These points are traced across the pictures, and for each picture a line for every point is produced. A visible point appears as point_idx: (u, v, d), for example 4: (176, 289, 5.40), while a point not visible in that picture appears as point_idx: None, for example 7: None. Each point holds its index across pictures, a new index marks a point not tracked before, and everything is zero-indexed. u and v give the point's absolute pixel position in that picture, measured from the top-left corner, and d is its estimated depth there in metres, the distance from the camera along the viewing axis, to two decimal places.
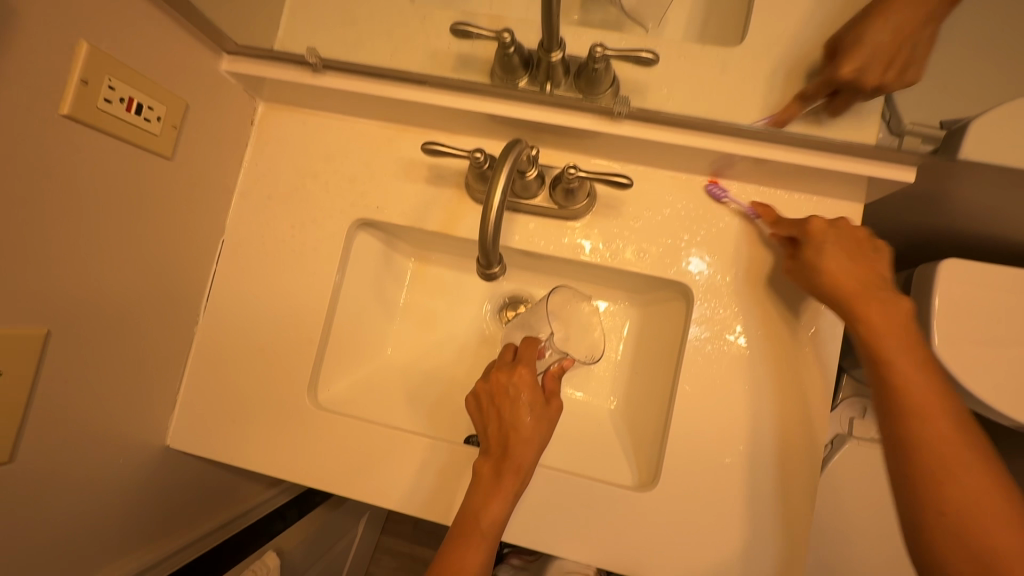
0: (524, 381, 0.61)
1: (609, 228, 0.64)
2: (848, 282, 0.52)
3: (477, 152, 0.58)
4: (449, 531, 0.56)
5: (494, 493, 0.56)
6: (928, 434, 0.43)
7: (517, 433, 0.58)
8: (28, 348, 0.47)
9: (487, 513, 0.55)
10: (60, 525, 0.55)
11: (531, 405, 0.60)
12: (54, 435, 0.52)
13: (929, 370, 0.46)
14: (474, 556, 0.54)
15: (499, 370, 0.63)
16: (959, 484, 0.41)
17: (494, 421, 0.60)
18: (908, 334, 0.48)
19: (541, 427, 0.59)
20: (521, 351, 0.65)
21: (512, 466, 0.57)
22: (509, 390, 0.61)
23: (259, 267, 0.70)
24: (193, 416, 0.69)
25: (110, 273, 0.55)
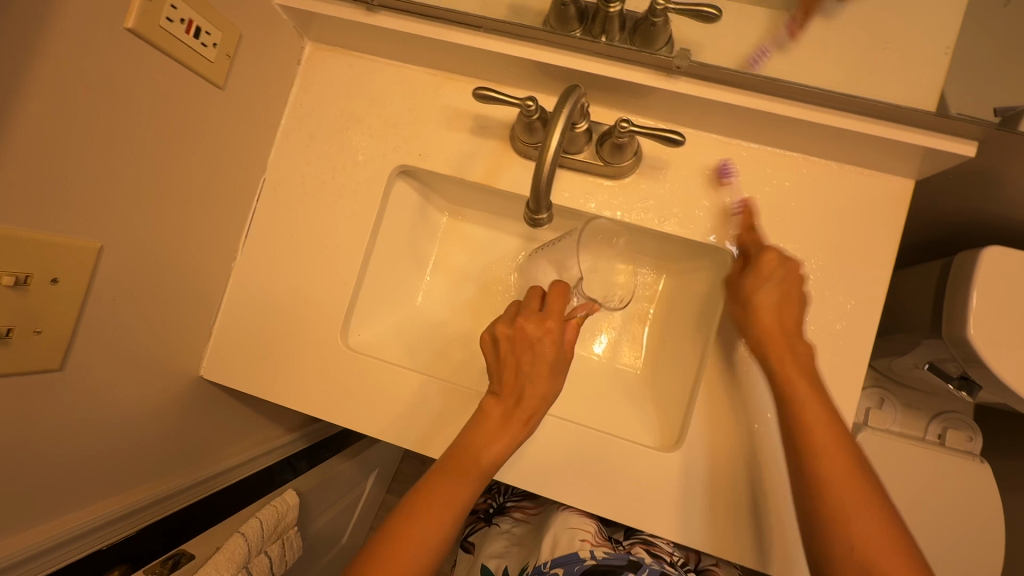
0: (557, 336, 0.59)
1: (654, 190, 0.63)
2: (771, 322, 0.55)
3: (529, 100, 0.57)
4: (435, 466, 0.55)
5: (500, 435, 0.55)
6: (831, 473, 0.48)
7: (535, 386, 0.57)
8: (81, 259, 0.48)
9: (491, 453, 0.54)
10: (98, 439, 0.57)
11: (553, 361, 0.58)
12: (99, 351, 0.54)
13: (826, 405, 0.51)
14: (463, 496, 0.52)
15: (529, 317, 0.60)
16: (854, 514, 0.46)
17: (511, 367, 0.58)
18: (812, 377, 0.53)
19: (554, 382, 0.58)
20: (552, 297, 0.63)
21: (525, 418, 0.56)
22: (535, 339, 0.59)
23: (298, 208, 0.70)
24: (228, 347, 0.70)
25: (158, 196, 0.55)
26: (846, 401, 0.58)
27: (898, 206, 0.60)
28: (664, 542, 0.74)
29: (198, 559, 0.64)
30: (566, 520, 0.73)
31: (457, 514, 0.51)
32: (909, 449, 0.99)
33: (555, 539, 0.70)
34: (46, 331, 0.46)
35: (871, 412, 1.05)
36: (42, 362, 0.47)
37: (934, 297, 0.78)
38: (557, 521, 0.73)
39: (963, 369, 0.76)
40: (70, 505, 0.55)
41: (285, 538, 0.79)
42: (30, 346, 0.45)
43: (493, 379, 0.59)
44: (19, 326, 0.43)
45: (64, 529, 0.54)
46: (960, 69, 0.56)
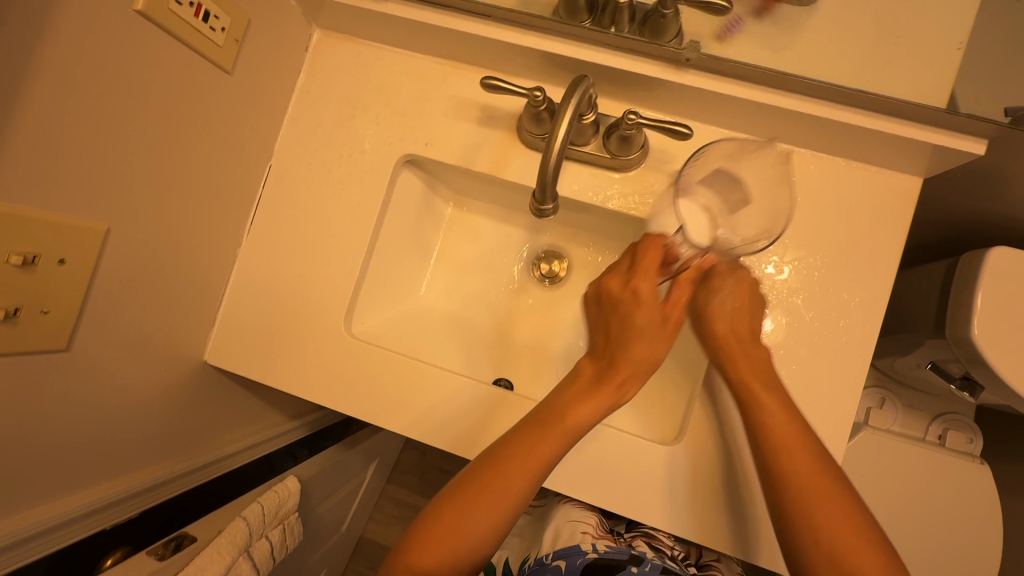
0: (646, 296, 0.54)
1: (660, 184, 0.63)
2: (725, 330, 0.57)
3: (537, 91, 0.57)
4: (522, 420, 0.52)
5: (590, 395, 0.52)
6: (796, 473, 0.48)
7: (636, 347, 0.53)
8: (89, 240, 0.48)
9: (577, 414, 0.50)
10: (103, 419, 0.57)
11: (649, 321, 0.54)
12: (104, 332, 0.54)
13: (788, 409, 0.52)
14: (541, 459, 0.49)
15: (616, 275, 0.57)
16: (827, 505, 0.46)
17: (603, 327, 0.56)
18: (769, 379, 0.54)
19: (657, 344, 0.54)
20: (645, 251, 0.57)
21: (614, 382, 0.52)
22: (626, 299, 0.55)
23: (304, 195, 0.70)
24: (232, 333, 0.71)
25: (164, 180, 0.55)
26: (848, 398, 0.58)
27: (905, 204, 0.60)
28: (665, 537, 0.75)
29: (199, 542, 0.66)
30: (567, 514, 0.74)
31: (534, 477, 0.48)
32: (910, 449, 0.99)
33: (556, 532, 0.70)
34: (53, 310, 0.47)
35: (872, 412, 1.05)
36: (49, 341, 0.47)
37: (939, 298, 0.78)
38: (559, 516, 0.74)
39: (966, 370, 0.75)
40: (74, 485, 0.56)
41: (287, 524, 0.79)
42: (38, 325, 0.46)
43: (590, 340, 0.58)
44: (26, 305, 0.44)
45: (68, 508, 0.55)
46: (971, 67, 0.56)
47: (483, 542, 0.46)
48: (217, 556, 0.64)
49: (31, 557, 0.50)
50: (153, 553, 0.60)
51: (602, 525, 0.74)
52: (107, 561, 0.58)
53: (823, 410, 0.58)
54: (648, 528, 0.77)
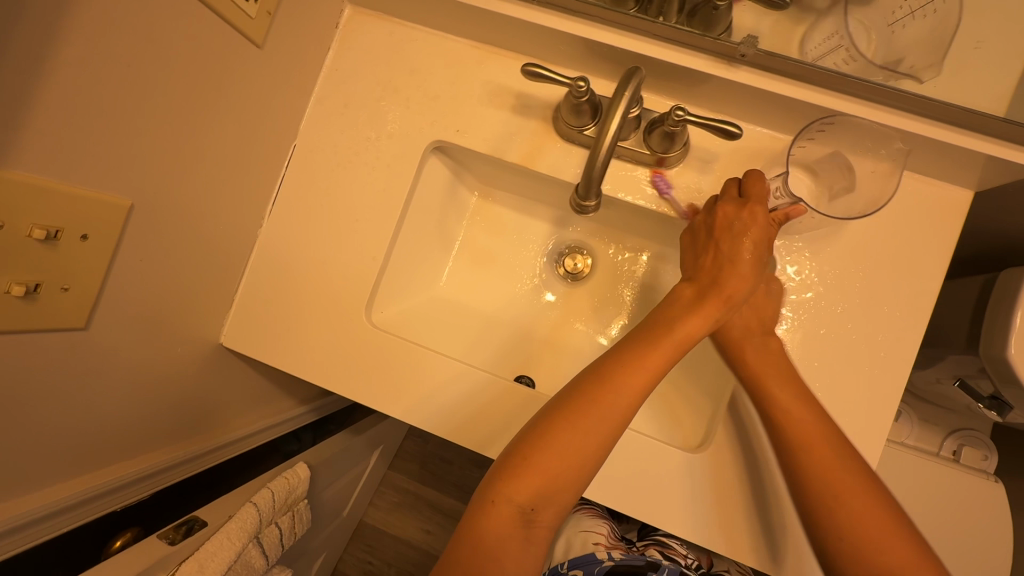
0: (758, 215, 0.54)
1: (700, 184, 0.61)
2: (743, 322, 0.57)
3: (580, 81, 0.54)
4: (627, 337, 0.53)
5: (697, 310, 0.51)
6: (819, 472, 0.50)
7: (741, 268, 0.52)
8: (113, 215, 0.46)
9: (684, 326, 0.51)
10: (119, 399, 0.56)
11: (758, 244, 0.53)
12: (125, 310, 0.53)
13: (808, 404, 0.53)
14: (650, 368, 0.49)
15: (724, 204, 0.56)
16: (833, 476, 0.50)
17: (710, 252, 0.55)
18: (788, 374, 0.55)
19: (761, 267, 0.53)
20: (750, 181, 0.57)
21: (719, 295, 0.51)
22: (736, 225, 0.54)
23: (329, 178, 0.68)
24: (249, 317, 0.69)
25: (190, 156, 0.53)
26: (882, 414, 0.57)
27: (952, 218, 0.58)
28: (679, 544, 0.76)
29: (210, 527, 0.65)
30: (579, 523, 0.75)
31: (643, 384, 0.49)
32: (924, 463, 0.98)
33: (570, 542, 0.71)
34: (74, 288, 0.45)
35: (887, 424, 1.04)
36: (69, 319, 0.46)
37: (974, 314, 0.75)
38: (571, 524, 0.75)
39: (997, 390, 0.74)
40: (88, 466, 0.55)
41: (296, 510, 0.79)
42: (59, 302, 0.44)
43: (687, 268, 0.57)
44: (47, 281, 0.42)
45: (82, 487, 0.54)
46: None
47: (593, 452, 0.48)
48: (228, 542, 0.63)
49: (40, 538, 0.49)
50: (165, 537, 0.60)
51: (615, 534, 0.75)
52: (117, 542, 0.57)
53: (857, 426, 0.57)
54: (660, 535, 0.79)
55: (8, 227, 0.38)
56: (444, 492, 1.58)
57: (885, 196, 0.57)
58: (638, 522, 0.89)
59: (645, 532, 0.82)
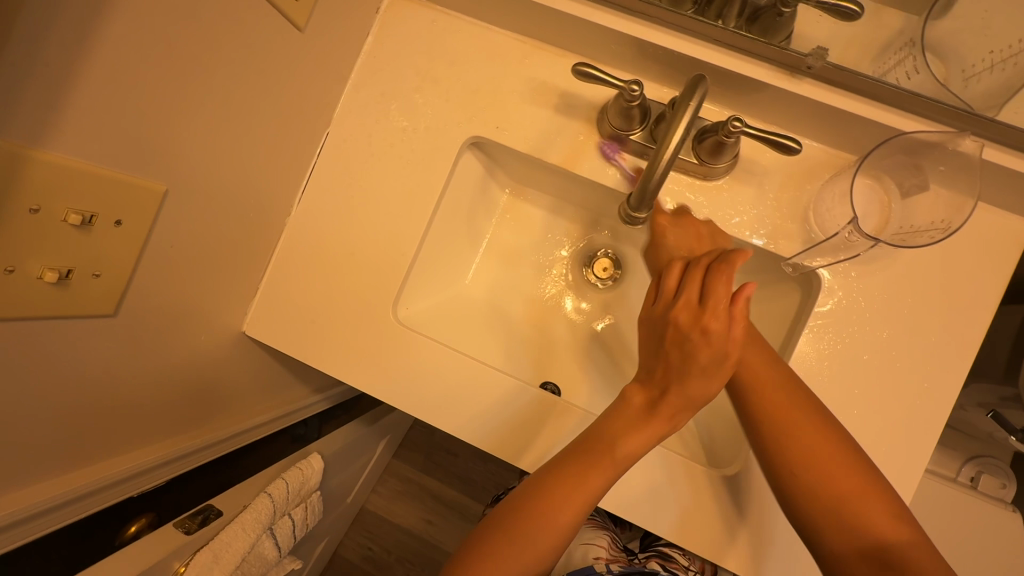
0: (716, 339, 0.46)
1: (746, 197, 0.59)
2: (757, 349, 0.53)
3: (633, 84, 0.52)
4: (570, 449, 0.51)
5: (640, 426, 0.49)
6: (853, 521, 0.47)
7: (693, 382, 0.48)
8: (147, 201, 0.45)
9: (625, 445, 0.49)
10: (141, 386, 0.55)
11: (714, 359, 0.47)
12: (153, 296, 0.51)
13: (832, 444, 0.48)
14: (587, 494, 0.48)
15: (685, 304, 0.48)
16: (857, 517, 0.47)
17: (660, 360, 0.50)
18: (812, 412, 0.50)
19: (715, 378, 0.48)
20: (712, 280, 0.48)
21: (665, 413, 0.49)
22: (692, 335, 0.47)
23: (361, 169, 0.66)
24: (275, 306, 0.68)
25: (225, 141, 0.51)
26: (921, 446, 0.55)
27: (1011, 246, 0.55)
28: (680, 555, 0.76)
29: (224, 516, 0.65)
30: (581, 535, 0.74)
31: (579, 509, 0.48)
32: (941, 488, 0.96)
33: (571, 554, 0.71)
34: (105, 274, 0.43)
35: None
36: (98, 306, 0.44)
37: None
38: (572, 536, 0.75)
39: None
40: (108, 453, 0.54)
41: (308, 502, 0.78)
42: (88, 289, 0.42)
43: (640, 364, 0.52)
44: (78, 267, 0.41)
45: (103, 473, 0.53)
46: None
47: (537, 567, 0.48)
48: (241, 533, 0.63)
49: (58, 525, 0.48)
50: (181, 526, 0.60)
51: (615, 545, 0.75)
52: (132, 527, 0.58)
53: (890, 453, 0.55)
54: (661, 545, 0.79)
55: (42, 211, 0.36)
56: (447, 484, 1.58)
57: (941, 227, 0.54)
58: (641, 530, 0.89)
59: (646, 543, 0.82)
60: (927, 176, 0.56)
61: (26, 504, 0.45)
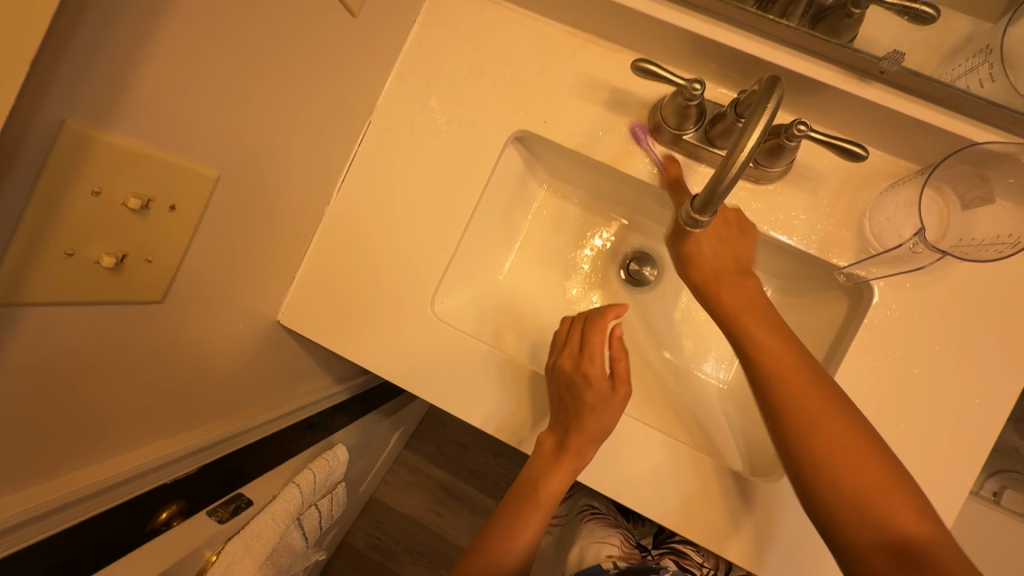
0: (594, 384, 0.57)
1: (800, 202, 0.57)
2: (734, 299, 0.53)
3: (696, 82, 0.50)
4: (509, 494, 0.61)
5: (553, 469, 0.59)
6: (845, 474, 0.45)
7: (587, 424, 0.57)
8: (200, 186, 0.44)
9: (546, 486, 0.58)
10: (181, 373, 0.54)
11: (599, 399, 0.57)
12: (198, 282, 0.50)
13: (823, 391, 0.49)
14: (533, 519, 0.58)
15: (567, 356, 0.60)
16: (858, 474, 0.45)
17: (562, 412, 0.59)
18: (805, 359, 0.50)
19: (605, 414, 0.57)
20: (589, 334, 0.60)
21: (572, 451, 0.58)
22: (577, 382, 0.58)
23: (402, 159, 0.65)
24: (311, 295, 0.67)
25: (276, 127, 0.50)
26: (969, 461, 0.54)
27: None
28: (694, 552, 0.75)
29: (254, 506, 0.65)
30: (592, 533, 0.74)
31: (530, 534, 0.58)
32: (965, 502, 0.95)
33: (583, 553, 0.71)
34: (157, 259, 0.43)
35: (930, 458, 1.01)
36: (147, 293, 0.43)
37: None
38: (583, 535, 0.75)
39: None
40: (147, 440, 0.54)
41: (333, 493, 0.78)
42: (140, 274, 0.42)
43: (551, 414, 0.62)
44: (133, 253, 0.40)
45: (140, 459, 0.52)
46: None
47: None
48: (272, 522, 0.63)
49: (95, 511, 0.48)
50: (214, 514, 0.61)
51: (628, 543, 0.75)
52: (163, 514, 0.56)
53: (936, 469, 0.55)
54: (675, 541, 0.78)
55: (104, 193, 0.35)
56: (458, 476, 1.58)
57: (1004, 244, 0.53)
58: (656, 524, 0.88)
59: (660, 539, 0.81)
60: (992, 187, 0.54)
61: (67, 490, 0.45)
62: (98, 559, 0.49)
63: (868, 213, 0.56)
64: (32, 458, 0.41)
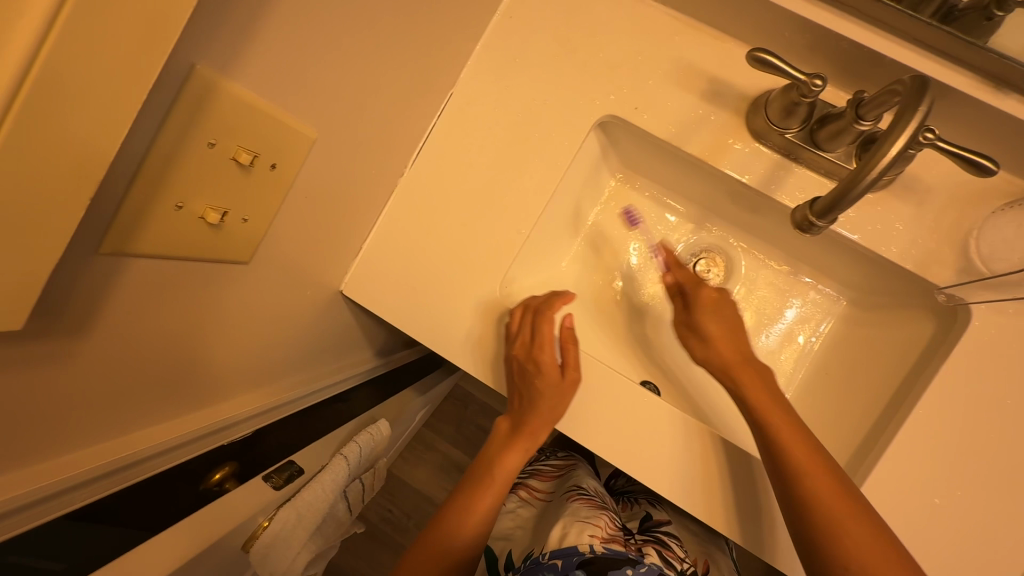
0: (547, 372, 0.59)
1: (902, 213, 0.55)
2: (726, 350, 0.58)
3: (816, 78, 0.48)
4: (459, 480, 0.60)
5: (511, 446, 0.61)
6: (834, 526, 0.47)
7: (540, 404, 0.59)
8: (300, 147, 0.42)
9: (503, 464, 0.60)
10: (250, 331, 0.53)
11: (551, 381, 0.59)
12: (278, 244, 0.49)
13: (823, 458, 0.51)
14: (490, 492, 0.58)
15: (521, 343, 0.60)
16: (849, 532, 0.47)
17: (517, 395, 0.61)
18: (796, 419, 0.53)
19: (558, 397, 0.59)
20: (539, 322, 0.61)
21: (527, 432, 0.60)
22: (531, 366, 0.59)
23: (481, 135, 0.63)
24: (377, 268, 0.66)
25: (371, 90, 0.48)
26: None
27: None
28: (676, 545, 0.72)
29: (305, 474, 0.65)
30: (577, 512, 0.66)
31: (487, 505, 0.57)
32: None
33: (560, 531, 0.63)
34: (252, 219, 0.41)
35: None
36: (238, 253, 0.42)
37: None
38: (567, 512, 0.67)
39: None
40: (208, 401, 0.53)
41: (375, 467, 0.78)
42: (235, 233, 0.40)
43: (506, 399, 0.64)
44: (233, 211, 0.38)
45: (191, 426, 0.50)
46: None
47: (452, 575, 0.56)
48: (321, 493, 0.62)
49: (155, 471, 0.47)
50: (269, 480, 0.60)
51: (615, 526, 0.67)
52: (217, 475, 0.54)
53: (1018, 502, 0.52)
54: (658, 532, 0.75)
55: (217, 147, 0.34)
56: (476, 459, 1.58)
57: None
58: (644, 508, 0.83)
59: (645, 526, 0.78)
60: None
61: (129, 451, 0.44)
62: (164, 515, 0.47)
63: (976, 231, 0.53)
64: (106, 411, 0.40)
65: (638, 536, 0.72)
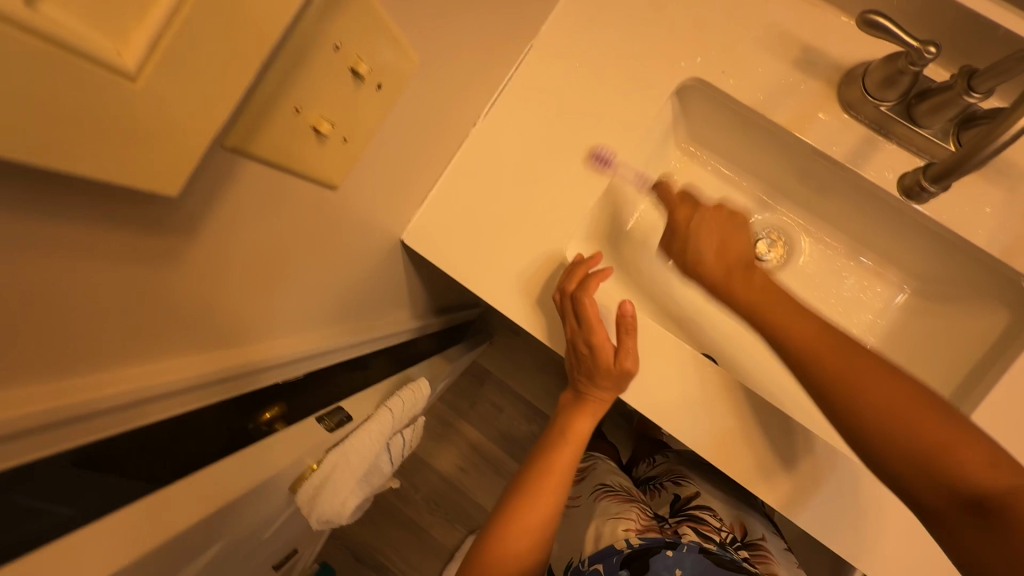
0: (601, 351, 0.56)
1: (992, 198, 0.54)
2: (715, 263, 0.53)
3: (930, 45, 0.46)
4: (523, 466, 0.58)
5: (581, 414, 0.61)
6: (882, 416, 0.42)
7: (609, 377, 0.57)
8: (407, 73, 0.41)
9: (576, 434, 0.60)
10: (323, 268, 0.52)
11: (609, 353, 0.56)
12: (362, 177, 0.48)
13: (843, 343, 0.46)
14: (556, 476, 0.56)
15: (574, 327, 0.58)
16: (900, 417, 0.42)
17: (581, 371, 0.59)
18: (805, 315, 0.48)
19: (625, 370, 0.56)
20: (581, 306, 0.56)
21: (596, 400, 0.60)
22: (591, 345, 0.56)
23: (559, 90, 0.62)
24: (438, 221, 0.64)
25: (472, 27, 0.48)
26: None
27: None
28: (711, 517, 0.71)
29: (353, 422, 0.64)
30: (607, 510, 0.65)
31: (552, 493, 0.55)
32: None
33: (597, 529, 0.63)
34: (352, 141, 0.40)
35: None
36: (331, 176, 0.41)
37: None
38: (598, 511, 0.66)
39: None
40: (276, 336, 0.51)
41: (414, 425, 0.78)
42: (336, 153, 0.39)
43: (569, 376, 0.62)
44: (339, 127, 0.37)
45: (258, 355, 0.47)
46: None
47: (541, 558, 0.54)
48: (368, 439, 0.62)
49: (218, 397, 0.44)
50: (322, 422, 0.60)
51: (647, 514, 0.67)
52: (266, 414, 0.52)
53: None
54: (691, 509, 0.74)
55: (342, 51, 0.32)
56: (489, 438, 1.52)
57: None
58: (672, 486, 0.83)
59: (677, 507, 0.76)
60: None
61: (202, 370, 0.40)
62: (191, 459, 0.42)
63: None
64: (176, 331, 0.36)
65: (673, 518, 0.72)
